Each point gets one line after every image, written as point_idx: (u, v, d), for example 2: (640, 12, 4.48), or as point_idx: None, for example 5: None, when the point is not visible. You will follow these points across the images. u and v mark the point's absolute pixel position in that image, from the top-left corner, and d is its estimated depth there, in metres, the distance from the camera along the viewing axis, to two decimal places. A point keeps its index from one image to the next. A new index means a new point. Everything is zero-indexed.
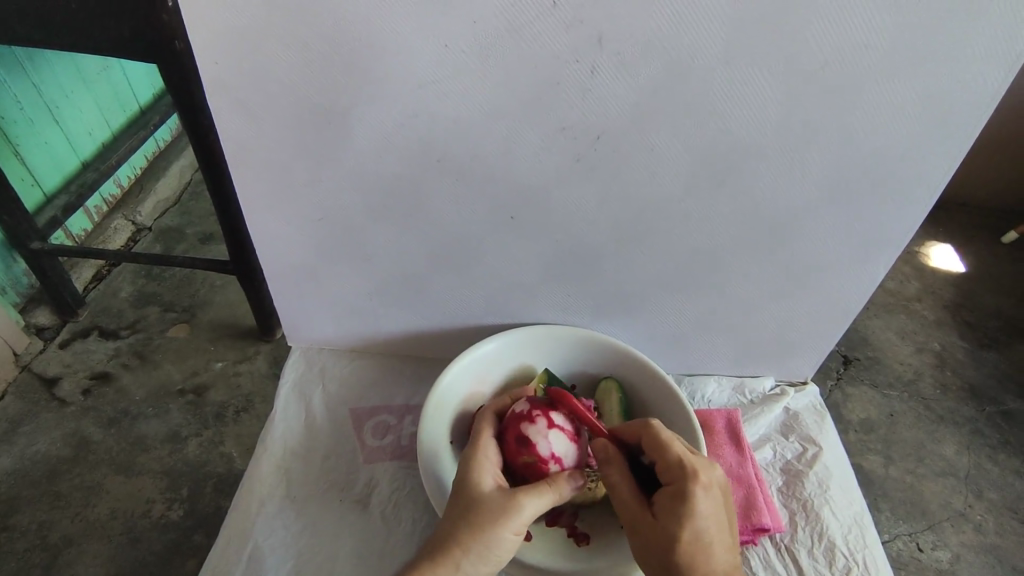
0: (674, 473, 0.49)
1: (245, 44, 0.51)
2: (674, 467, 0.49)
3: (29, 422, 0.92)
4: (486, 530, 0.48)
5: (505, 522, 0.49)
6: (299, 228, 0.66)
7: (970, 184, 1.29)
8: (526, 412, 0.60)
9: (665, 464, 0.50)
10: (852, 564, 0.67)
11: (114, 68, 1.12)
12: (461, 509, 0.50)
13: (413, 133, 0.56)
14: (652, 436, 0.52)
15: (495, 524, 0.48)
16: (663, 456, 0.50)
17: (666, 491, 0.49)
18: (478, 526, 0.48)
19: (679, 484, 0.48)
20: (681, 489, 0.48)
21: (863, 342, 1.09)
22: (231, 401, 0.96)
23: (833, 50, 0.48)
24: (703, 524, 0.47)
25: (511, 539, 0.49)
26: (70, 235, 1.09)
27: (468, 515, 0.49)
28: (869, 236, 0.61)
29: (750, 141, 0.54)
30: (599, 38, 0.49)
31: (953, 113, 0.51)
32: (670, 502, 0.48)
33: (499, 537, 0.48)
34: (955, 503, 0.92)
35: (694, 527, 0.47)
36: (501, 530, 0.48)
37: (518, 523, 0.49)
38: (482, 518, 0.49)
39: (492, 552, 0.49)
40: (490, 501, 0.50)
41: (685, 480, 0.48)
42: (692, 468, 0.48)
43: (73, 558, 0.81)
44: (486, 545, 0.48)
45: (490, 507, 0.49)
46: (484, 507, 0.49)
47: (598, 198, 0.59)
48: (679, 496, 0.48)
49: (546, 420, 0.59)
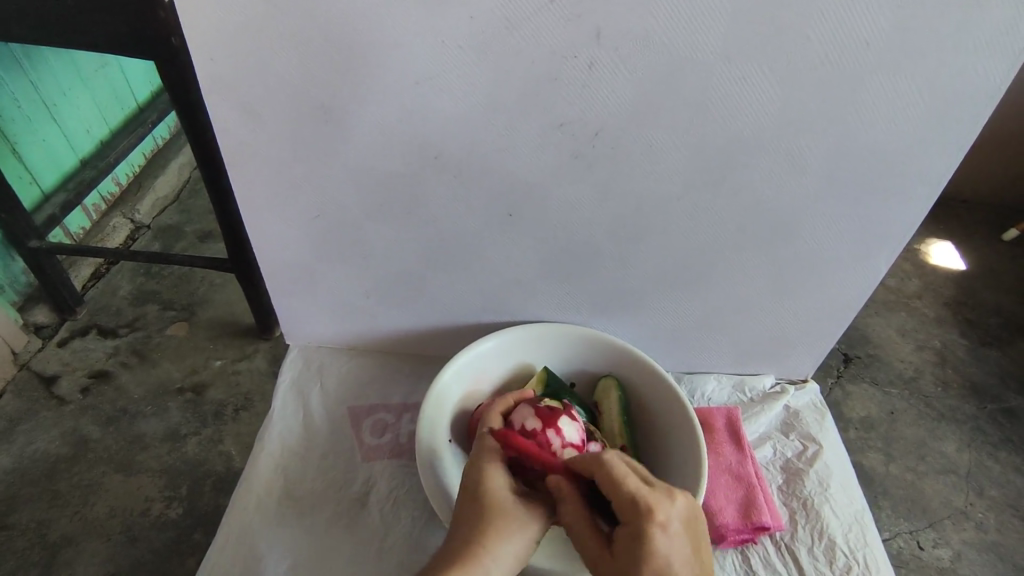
0: (629, 514, 0.46)
1: (241, 40, 0.51)
2: (630, 507, 0.46)
3: (28, 422, 0.92)
4: (516, 541, 0.49)
5: (539, 522, 0.51)
6: (296, 226, 0.65)
7: (970, 181, 1.29)
8: (538, 430, 0.59)
9: (619, 503, 0.46)
10: (852, 562, 0.66)
11: (112, 66, 1.11)
12: (496, 502, 0.50)
13: (411, 130, 0.56)
14: (603, 473, 0.48)
15: (530, 524, 0.50)
16: (617, 492, 0.47)
17: (624, 532, 0.46)
18: (517, 522, 0.49)
19: (635, 525, 0.45)
20: (638, 530, 0.45)
21: (864, 340, 1.09)
22: (229, 400, 0.96)
23: (833, 45, 0.48)
24: (664, 564, 0.44)
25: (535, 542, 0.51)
26: (68, 233, 1.08)
27: (507, 510, 0.50)
28: (870, 233, 0.61)
29: (749, 137, 0.54)
30: (598, 33, 0.48)
31: (955, 107, 0.51)
32: (629, 544, 0.45)
33: (530, 537, 0.50)
34: (956, 501, 0.92)
35: (655, 570, 0.44)
36: (527, 539, 0.50)
37: (544, 526, 0.51)
38: (519, 516, 0.50)
39: (521, 552, 0.49)
40: (523, 500, 0.51)
41: (641, 520, 0.45)
42: (646, 507, 0.45)
43: (72, 557, 0.81)
44: (518, 543, 0.49)
45: (524, 506, 0.51)
46: (520, 505, 0.50)
47: (598, 195, 0.59)
48: (637, 537, 0.45)
49: (558, 438, 0.59)
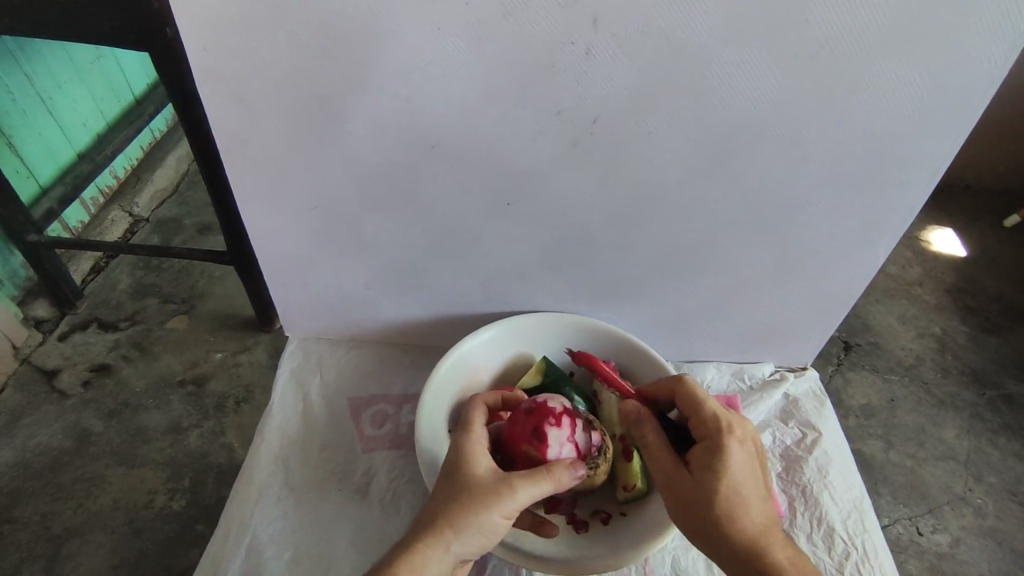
0: (709, 429, 0.51)
1: (233, 30, 0.51)
2: (710, 425, 0.51)
3: (30, 415, 0.92)
4: (476, 514, 0.48)
5: (494, 505, 0.48)
6: (293, 218, 0.65)
7: (971, 166, 1.28)
8: (556, 411, 0.59)
9: (700, 421, 0.51)
10: (850, 548, 0.67)
11: (106, 57, 1.10)
12: (453, 488, 0.50)
13: (407, 119, 0.55)
14: (683, 396, 0.54)
15: (485, 507, 0.48)
16: (698, 413, 0.52)
17: (700, 447, 0.51)
18: (469, 510, 0.48)
19: (712, 440, 0.50)
20: (717, 441, 0.50)
21: (864, 327, 1.09)
22: (231, 391, 0.96)
23: (834, 28, 0.47)
24: (739, 477, 0.49)
25: (502, 523, 0.49)
26: (67, 227, 1.08)
27: (462, 496, 0.49)
28: (869, 219, 0.61)
29: (747, 125, 0.54)
30: (593, 18, 0.48)
31: (960, 87, 0.50)
32: (705, 456, 0.50)
33: (487, 519, 0.48)
34: (956, 487, 0.92)
35: (731, 486, 0.48)
36: (490, 514, 0.48)
37: (508, 509, 0.49)
38: (472, 500, 0.48)
39: (478, 534, 0.48)
40: (484, 485, 0.49)
41: (720, 434, 0.50)
42: (726, 424, 0.50)
43: (77, 549, 0.81)
44: (473, 529, 0.48)
45: (481, 490, 0.49)
46: (475, 490, 0.49)
47: (594, 183, 0.59)
48: (715, 449, 0.49)
49: (568, 432, 0.59)
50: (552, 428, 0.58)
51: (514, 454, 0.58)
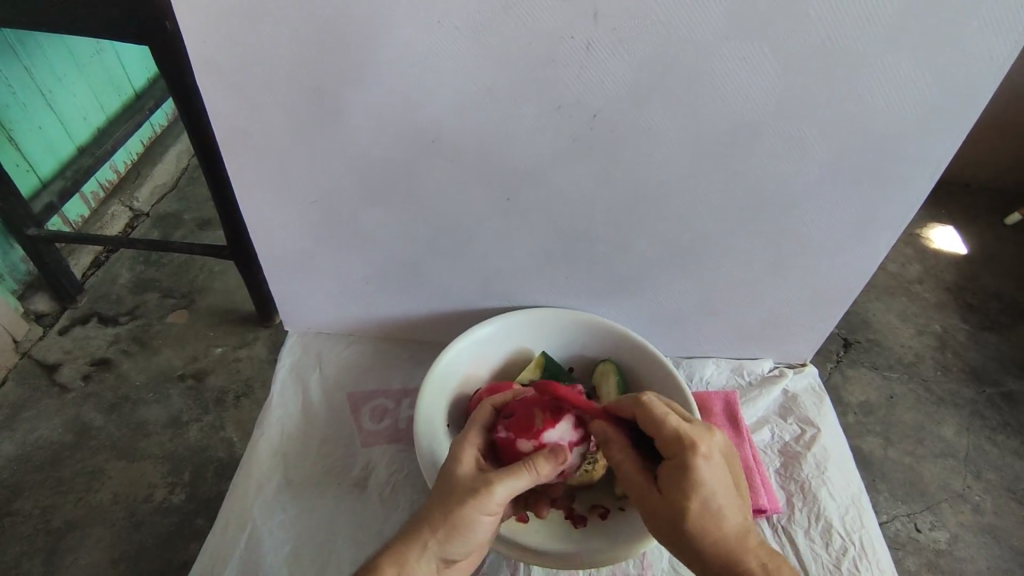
0: (674, 449, 0.49)
1: (233, 24, 0.50)
2: (675, 444, 0.49)
3: (31, 408, 0.93)
4: (453, 512, 0.49)
5: (470, 501, 0.49)
6: (293, 213, 0.65)
7: (973, 164, 1.28)
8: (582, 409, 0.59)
9: (664, 440, 0.50)
10: (848, 544, 0.67)
11: (106, 51, 1.10)
12: (436, 492, 0.51)
13: (407, 114, 0.55)
14: (644, 413, 0.51)
15: (461, 504, 0.49)
16: (660, 432, 0.50)
17: (668, 466, 0.49)
18: (448, 511, 0.49)
19: (677, 460, 0.49)
20: (683, 462, 0.48)
21: (864, 324, 1.09)
22: (231, 386, 0.97)
23: (836, 23, 0.47)
24: (710, 493, 0.48)
25: (485, 521, 0.50)
26: (67, 221, 1.09)
27: (443, 497, 0.50)
28: (869, 215, 0.61)
29: (747, 121, 0.54)
30: (594, 13, 0.48)
31: (962, 83, 0.50)
32: (673, 476, 0.49)
33: (464, 516, 0.48)
34: (954, 484, 0.92)
35: (702, 504, 0.48)
36: (466, 511, 0.48)
37: (485, 505, 0.49)
38: (449, 499, 0.49)
39: (457, 532, 0.49)
40: (462, 485, 0.50)
41: (686, 453, 0.48)
42: (690, 441, 0.49)
43: (77, 542, 0.82)
44: (452, 526, 0.49)
45: (459, 490, 0.50)
46: (453, 491, 0.50)
47: (594, 178, 0.59)
48: (682, 470, 0.48)
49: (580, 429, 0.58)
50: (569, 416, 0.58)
51: (516, 417, 0.57)
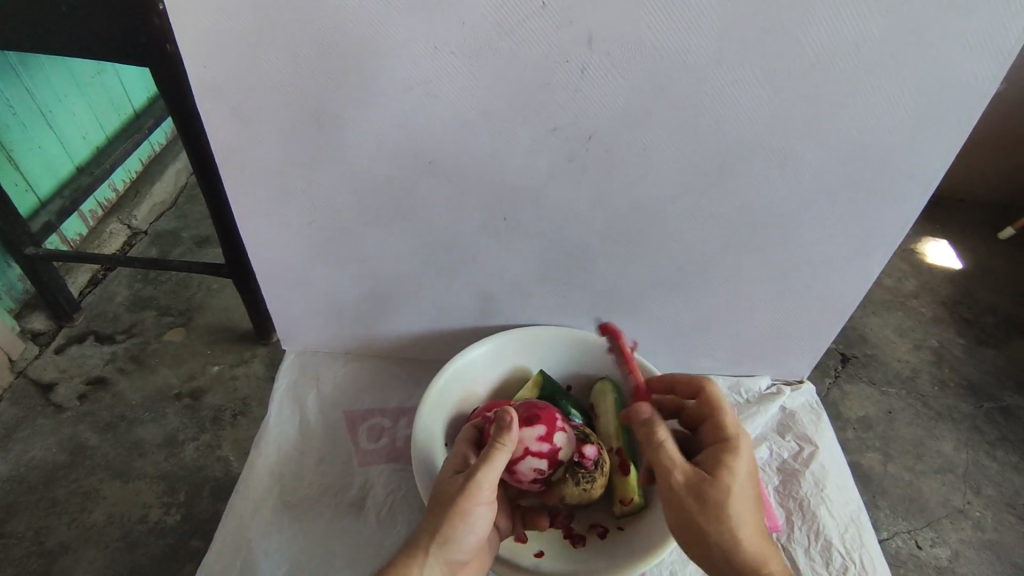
0: (725, 432, 0.53)
1: (234, 49, 0.51)
2: (724, 428, 0.53)
3: (25, 428, 0.92)
4: (448, 512, 0.50)
5: (457, 498, 0.50)
6: (291, 233, 0.66)
7: (966, 179, 1.29)
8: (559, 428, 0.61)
9: (718, 424, 0.54)
10: (848, 562, 0.67)
11: (108, 72, 1.11)
12: (433, 501, 0.52)
13: (405, 135, 0.56)
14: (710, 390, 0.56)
15: (452, 504, 0.50)
16: (719, 415, 0.54)
17: (716, 448, 0.53)
18: (441, 514, 0.50)
19: (729, 441, 0.53)
20: (732, 444, 0.52)
21: (860, 339, 1.09)
22: (228, 404, 0.96)
23: (826, 45, 0.48)
24: (744, 486, 0.51)
25: (481, 510, 0.51)
26: (65, 239, 1.09)
27: (437, 504, 0.51)
28: (863, 233, 0.61)
29: (740, 142, 0.54)
30: (589, 37, 0.48)
31: (949, 101, 0.51)
32: (719, 457, 0.52)
33: (459, 514, 0.50)
34: (954, 500, 0.92)
35: (740, 490, 0.50)
36: (457, 507, 0.50)
37: (471, 497, 0.50)
38: (444, 502, 0.51)
39: (456, 528, 0.50)
40: (451, 486, 0.51)
41: (735, 438, 0.53)
42: (739, 429, 0.53)
43: (71, 564, 0.81)
44: (450, 526, 0.50)
45: (450, 492, 0.51)
46: (445, 495, 0.51)
47: (589, 199, 0.59)
48: (729, 450, 0.52)
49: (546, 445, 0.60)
50: (540, 427, 0.60)
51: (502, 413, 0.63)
